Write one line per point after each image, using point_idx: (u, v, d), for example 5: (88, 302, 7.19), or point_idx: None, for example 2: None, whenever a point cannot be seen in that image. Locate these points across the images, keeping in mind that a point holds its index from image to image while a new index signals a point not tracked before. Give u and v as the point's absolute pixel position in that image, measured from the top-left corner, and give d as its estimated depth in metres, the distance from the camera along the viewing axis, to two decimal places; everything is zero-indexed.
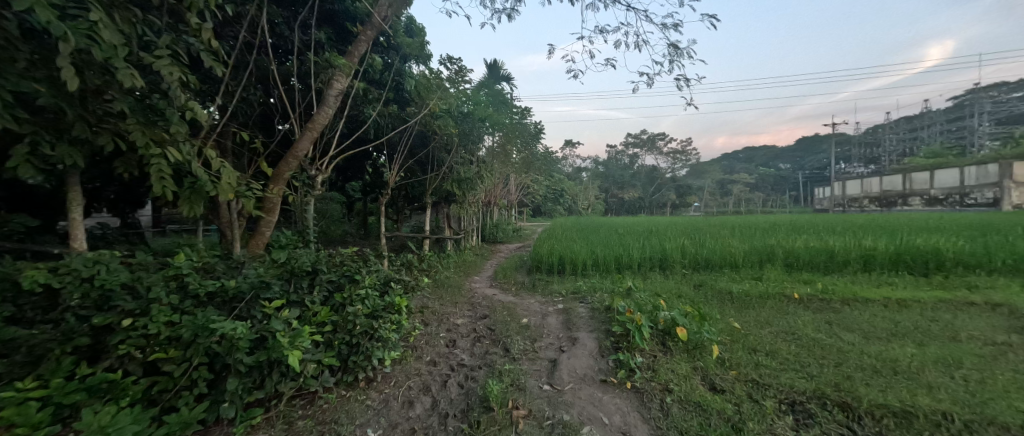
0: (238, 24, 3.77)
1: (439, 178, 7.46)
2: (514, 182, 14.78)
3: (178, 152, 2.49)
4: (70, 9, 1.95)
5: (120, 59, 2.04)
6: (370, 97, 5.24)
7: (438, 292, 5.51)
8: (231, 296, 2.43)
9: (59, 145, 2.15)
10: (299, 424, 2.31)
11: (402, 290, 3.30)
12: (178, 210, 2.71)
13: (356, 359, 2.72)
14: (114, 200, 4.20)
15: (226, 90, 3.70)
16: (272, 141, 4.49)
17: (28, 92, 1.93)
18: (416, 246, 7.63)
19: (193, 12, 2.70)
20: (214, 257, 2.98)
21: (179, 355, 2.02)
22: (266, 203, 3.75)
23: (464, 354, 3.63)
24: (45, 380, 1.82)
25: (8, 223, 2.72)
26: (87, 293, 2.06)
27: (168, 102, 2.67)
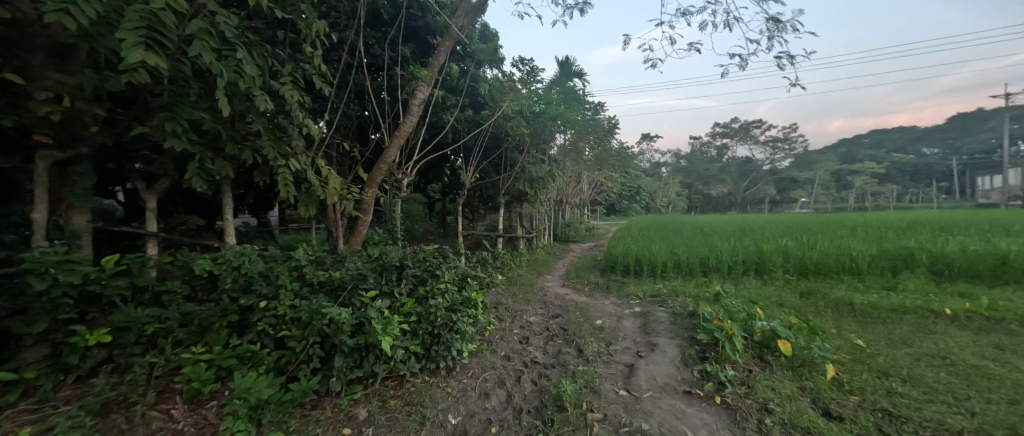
0: (341, 48, 4.32)
1: (512, 179, 7.64)
2: (586, 181, 14.46)
3: (297, 162, 2.95)
4: (224, 51, 2.45)
5: (257, 87, 2.49)
6: (448, 104, 5.60)
7: (511, 290, 5.65)
8: (337, 286, 2.80)
9: (217, 160, 2.70)
10: (391, 402, 2.56)
11: (479, 286, 3.48)
12: (296, 211, 3.22)
13: (438, 348, 2.93)
14: (252, 203, 5.11)
15: (332, 107, 4.27)
16: (367, 149, 5.06)
17: (198, 119, 2.47)
18: (490, 244, 7.92)
19: (307, 42, 3.18)
20: (323, 251, 3.46)
21: (299, 334, 2.40)
22: (363, 205, 4.23)
23: (537, 351, 3.67)
24: (210, 346, 2.30)
25: (185, 223, 3.49)
26: (236, 278, 2.56)
27: (289, 121, 3.17)
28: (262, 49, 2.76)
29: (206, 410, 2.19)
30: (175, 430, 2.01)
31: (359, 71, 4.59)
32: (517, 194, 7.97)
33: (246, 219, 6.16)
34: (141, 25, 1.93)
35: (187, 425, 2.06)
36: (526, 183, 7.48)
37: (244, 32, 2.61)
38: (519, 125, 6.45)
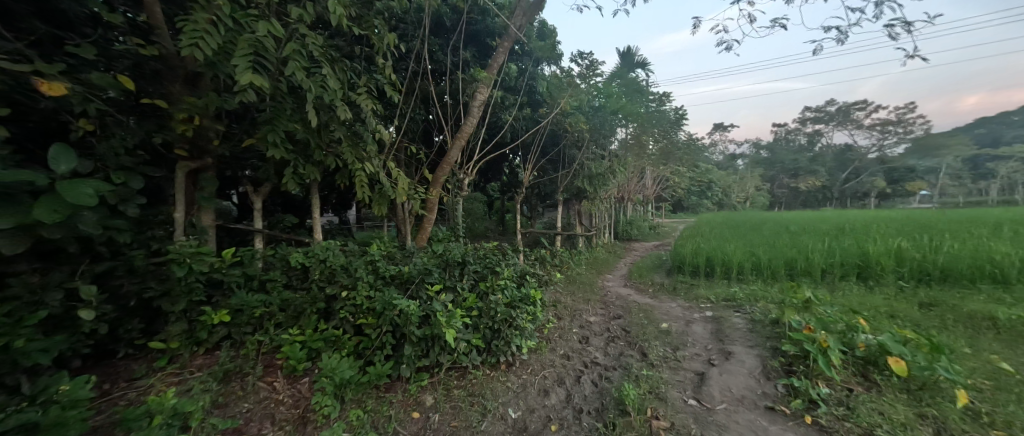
0: (408, 57, 4.63)
1: (571, 175, 7.53)
2: (650, 176, 13.71)
3: (371, 165, 3.23)
4: (312, 69, 2.77)
5: (338, 99, 2.78)
6: (507, 103, 5.71)
7: (570, 288, 5.57)
8: (405, 279, 3.02)
9: (307, 166, 3.06)
10: (455, 391, 2.69)
11: (537, 283, 3.50)
12: (371, 210, 3.52)
13: (499, 343, 3.00)
14: (335, 203, 5.69)
15: (401, 112, 4.59)
16: (432, 151, 5.34)
17: (292, 130, 2.82)
18: (549, 242, 7.89)
19: (379, 54, 3.46)
20: (394, 247, 3.74)
21: (374, 322, 2.63)
22: (428, 203, 4.48)
23: (598, 352, 3.59)
24: (303, 328, 2.62)
25: (282, 221, 4.01)
26: (322, 270, 2.88)
27: (365, 128, 3.48)
28: (342, 64, 3.06)
29: (300, 385, 2.48)
30: (277, 400, 2.32)
31: (425, 78, 4.86)
32: (577, 191, 7.83)
33: (329, 218, 6.87)
34: (249, 51, 2.26)
35: (286, 396, 2.37)
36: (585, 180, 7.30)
37: (327, 50, 2.91)
38: (578, 121, 6.35)
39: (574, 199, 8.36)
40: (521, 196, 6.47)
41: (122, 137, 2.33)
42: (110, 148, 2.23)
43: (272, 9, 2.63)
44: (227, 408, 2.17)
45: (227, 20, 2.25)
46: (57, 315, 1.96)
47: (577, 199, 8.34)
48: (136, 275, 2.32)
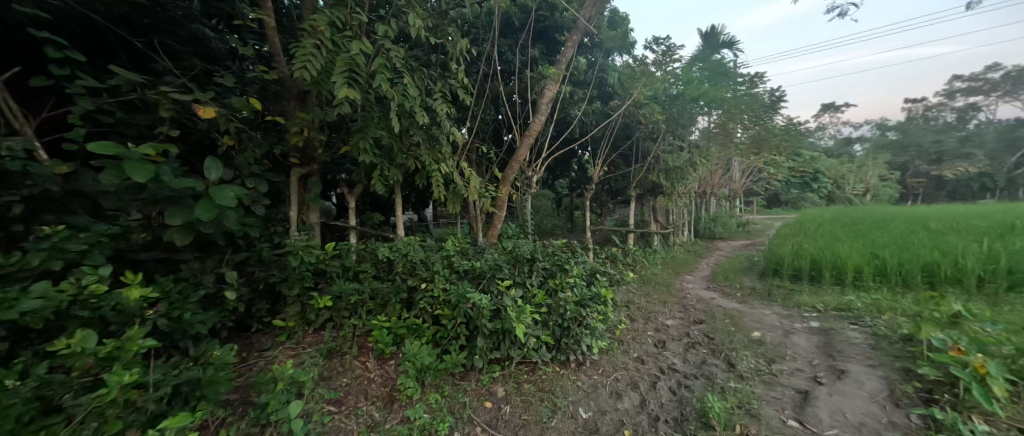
0: (479, 60, 4.80)
1: (646, 169, 7.12)
2: (739, 168, 12.32)
3: (446, 166, 3.44)
4: (396, 80, 3.04)
5: (417, 106, 3.01)
6: (575, 98, 5.63)
7: (643, 289, 5.29)
8: (477, 274, 3.16)
9: (391, 168, 3.37)
10: (525, 386, 2.74)
11: (608, 283, 3.39)
12: (445, 208, 3.74)
13: (568, 341, 2.98)
14: (415, 202, 6.17)
15: (473, 114, 4.79)
16: (502, 150, 5.49)
17: (379, 136, 3.13)
18: (621, 240, 7.56)
19: (453, 60, 3.65)
20: (466, 243, 3.93)
21: (450, 314, 2.79)
22: (498, 201, 4.62)
23: (676, 358, 3.36)
24: (389, 315, 2.89)
25: (371, 218, 4.47)
26: (405, 263, 3.15)
27: (440, 131, 3.71)
28: (420, 73, 3.30)
29: (387, 366, 2.74)
30: (368, 378, 2.61)
31: (494, 79, 5.01)
32: (652, 186, 7.38)
33: (409, 215, 7.45)
34: (344, 69, 2.56)
35: (376, 375, 2.64)
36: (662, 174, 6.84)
37: (408, 61, 3.17)
38: (653, 112, 5.98)
39: (649, 195, 7.90)
40: (590, 192, 6.31)
41: (252, 150, 2.81)
42: (244, 159, 2.71)
43: (361, 29, 2.94)
44: (330, 381, 2.49)
45: (327, 43, 2.56)
46: (210, 294, 2.45)
47: (653, 195, 7.86)
48: (262, 264, 2.79)
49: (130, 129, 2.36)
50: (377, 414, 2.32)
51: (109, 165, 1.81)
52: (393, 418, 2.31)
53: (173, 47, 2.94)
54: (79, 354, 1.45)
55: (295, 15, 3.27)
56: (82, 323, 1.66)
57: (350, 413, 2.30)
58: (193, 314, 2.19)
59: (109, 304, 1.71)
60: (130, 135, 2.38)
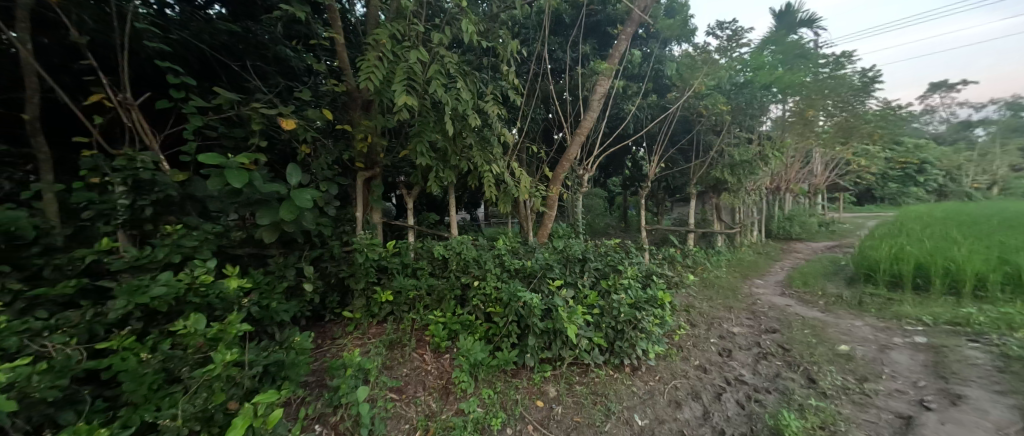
0: (529, 60, 4.83)
1: (708, 165, 6.64)
2: (821, 160, 10.99)
3: (496, 166, 3.51)
4: (450, 85, 3.17)
5: (469, 109, 3.11)
6: (628, 93, 5.43)
7: (705, 292, 4.93)
8: (528, 273, 3.17)
9: (445, 170, 3.52)
10: (577, 387, 2.70)
11: (665, 285, 3.23)
12: (496, 207, 3.82)
13: (622, 344, 2.88)
14: (468, 201, 6.36)
15: (523, 114, 4.83)
16: (552, 149, 5.46)
17: (434, 139, 3.28)
18: (680, 240, 7.13)
19: (504, 62, 3.70)
20: (517, 242, 3.97)
21: (501, 312, 2.85)
22: (549, 200, 4.61)
23: (744, 369, 3.09)
24: (444, 311, 3.02)
25: (427, 218, 4.69)
26: (458, 261, 3.26)
27: (492, 132, 3.79)
28: (473, 77, 3.40)
29: (443, 360, 2.86)
30: (426, 369, 2.74)
31: (545, 78, 4.99)
32: (716, 182, 6.86)
33: (462, 215, 7.69)
34: (403, 78, 2.73)
35: (432, 367, 2.77)
36: (727, 169, 6.33)
37: (461, 66, 3.28)
38: (716, 102, 5.57)
39: (712, 192, 7.35)
40: (646, 190, 6.03)
41: (325, 156, 3.10)
42: (318, 165, 3.01)
43: (418, 39, 3.10)
44: (391, 370, 2.67)
45: (388, 55, 2.75)
46: (291, 286, 2.75)
47: (716, 192, 7.30)
48: (333, 260, 3.06)
49: (228, 141, 2.76)
50: (435, 405, 2.44)
51: (214, 173, 2.12)
52: (448, 410, 2.42)
53: (262, 68, 3.42)
54: (193, 334, 1.72)
55: (360, 31, 3.54)
56: (195, 307, 1.95)
57: (409, 401, 2.44)
58: (278, 303, 2.47)
59: (214, 292, 2.00)
60: (229, 146, 2.77)
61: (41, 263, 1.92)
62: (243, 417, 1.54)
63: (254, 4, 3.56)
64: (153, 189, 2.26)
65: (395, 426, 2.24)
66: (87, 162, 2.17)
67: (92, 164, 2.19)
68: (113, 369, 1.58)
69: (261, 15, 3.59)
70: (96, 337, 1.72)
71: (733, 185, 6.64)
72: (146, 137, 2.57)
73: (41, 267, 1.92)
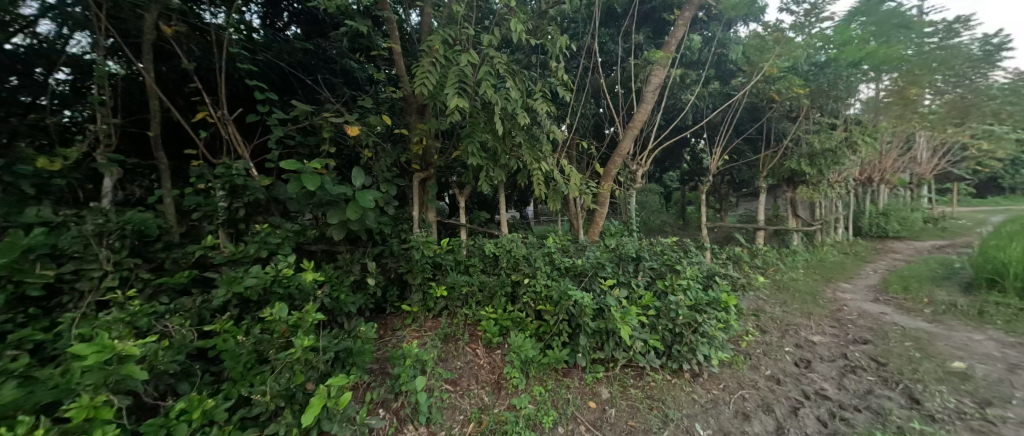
0: (579, 54, 4.74)
1: (781, 155, 6.01)
2: (927, 146, 9.43)
3: (546, 164, 3.50)
4: (499, 85, 3.21)
5: (518, 108, 3.13)
6: (687, 81, 5.10)
7: (777, 296, 4.48)
8: (579, 271, 3.13)
9: (495, 169, 3.58)
10: (632, 391, 2.61)
11: (730, 287, 2.99)
12: (546, 205, 3.80)
13: (681, 348, 2.72)
14: (517, 200, 6.41)
15: (573, 110, 4.75)
16: (604, 144, 5.31)
17: (485, 140, 3.36)
18: (748, 238, 6.54)
19: (553, 58, 3.67)
20: (568, 241, 3.93)
21: (552, 310, 2.83)
22: (600, 197, 4.50)
23: (827, 383, 2.76)
24: (495, 308, 3.07)
25: (479, 216, 4.81)
26: (509, 259, 3.30)
27: (541, 129, 3.77)
28: (522, 76, 3.42)
29: (495, 355, 2.92)
30: (479, 364, 2.82)
31: (596, 71, 4.86)
32: (791, 174, 6.19)
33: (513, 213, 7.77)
34: (454, 81, 2.82)
35: (485, 362, 2.84)
36: (805, 159, 5.67)
37: (510, 65, 3.30)
38: (791, 85, 5.01)
39: (786, 185, 6.65)
40: (708, 184, 5.63)
41: (384, 159, 3.32)
42: (379, 167, 3.23)
43: (469, 42, 3.18)
44: (446, 362, 2.78)
45: (440, 60, 2.86)
46: (357, 280, 2.99)
47: (792, 185, 6.58)
48: (393, 256, 3.26)
49: (303, 148, 3.07)
50: (488, 398, 2.50)
51: (292, 178, 2.37)
52: (500, 404, 2.46)
53: (330, 80, 3.74)
54: (277, 320, 1.94)
55: (414, 39, 3.73)
56: (278, 297, 2.21)
57: (463, 393, 2.53)
58: (346, 295, 2.70)
59: (294, 284, 2.24)
60: (304, 153, 3.07)
61: (164, 257, 2.31)
62: (319, 397, 1.72)
63: (324, 22, 3.93)
64: (245, 192, 2.59)
65: (451, 416, 2.34)
66: (195, 171, 2.55)
67: (199, 173, 2.56)
68: (216, 349, 1.84)
69: (329, 32, 3.94)
70: (203, 320, 2.01)
71: (812, 177, 5.95)
72: (238, 146, 2.91)
73: (164, 259, 2.30)
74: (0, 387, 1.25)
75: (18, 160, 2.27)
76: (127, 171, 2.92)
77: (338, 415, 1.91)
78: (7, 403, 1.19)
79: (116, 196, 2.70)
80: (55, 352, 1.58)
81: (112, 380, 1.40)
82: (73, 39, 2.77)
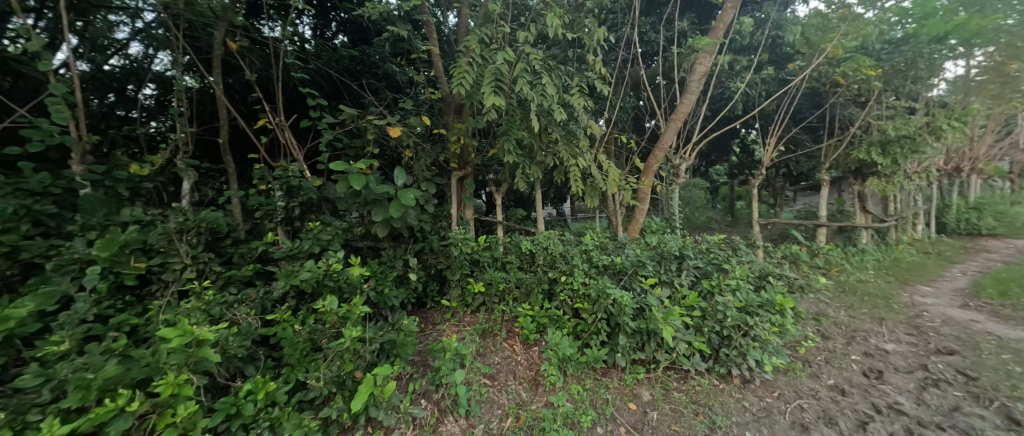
0: (618, 46, 4.60)
1: (848, 144, 5.45)
2: None
3: (583, 160, 3.44)
4: (535, 81, 3.20)
5: (555, 104, 3.10)
6: (737, 68, 4.78)
7: (841, 299, 4.09)
8: (618, 269, 3.05)
9: (532, 166, 3.58)
10: (675, 394, 2.51)
11: (786, 289, 2.77)
12: (584, 202, 3.73)
13: (729, 352, 2.56)
14: (554, 196, 6.36)
15: (611, 104, 4.61)
16: (644, 138, 5.12)
17: (521, 137, 3.36)
18: (807, 235, 6.03)
19: (590, 52, 3.59)
20: (606, 238, 3.84)
21: (590, 308, 2.77)
22: (640, 193, 4.35)
23: (903, 397, 2.47)
24: (533, 305, 3.07)
25: (516, 214, 4.83)
26: (546, 256, 3.29)
27: (578, 125, 3.72)
28: (559, 71, 3.38)
29: (532, 351, 2.93)
30: (516, 360, 2.84)
31: (636, 62, 4.69)
32: (859, 165, 5.60)
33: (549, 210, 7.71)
34: (490, 80, 2.85)
35: (523, 358, 2.85)
36: (876, 148, 5.10)
37: (546, 61, 3.27)
38: (860, 66, 4.49)
39: (853, 177, 6.03)
40: (761, 178, 5.24)
41: (424, 159, 3.43)
42: (419, 167, 3.34)
43: (505, 40, 3.19)
44: (485, 357, 2.81)
45: (477, 60, 2.90)
46: (400, 275, 3.11)
47: (860, 176, 5.96)
48: (433, 253, 3.35)
49: (350, 150, 3.25)
50: (525, 394, 2.52)
51: (340, 178, 2.51)
52: (538, 401, 2.47)
53: (374, 84, 3.93)
54: (329, 312, 2.08)
55: (452, 40, 3.81)
56: (329, 290, 2.36)
57: (501, 388, 2.56)
58: (390, 289, 2.83)
59: (343, 278, 2.39)
60: (351, 155, 3.25)
61: (231, 251, 2.55)
62: (366, 385, 1.82)
63: (368, 29, 4.13)
64: (299, 192, 2.79)
65: (489, 410, 2.37)
66: (257, 173, 2.78)
67: (261, 175, 2.79)
68: (276, 336, 2.01)
69: (372, 39, 4.13)
70: (265, 310, 2.20)
71: (885, 168, 5.35)
72: (293, 149, 3.12)
73: (231, 254, 2.53)
74: (105, 364, 1.45)
75: (116, 166, 2.61)
76: (201, 174, 3.25)
77: (384, 403, 2.01)
78: (109, 378, 1.37)
79: (193, 197, 3.02)
80: (147, 334, 1.80)
81: (192, 361, 1.57)
82: (157, 58, 3.13)
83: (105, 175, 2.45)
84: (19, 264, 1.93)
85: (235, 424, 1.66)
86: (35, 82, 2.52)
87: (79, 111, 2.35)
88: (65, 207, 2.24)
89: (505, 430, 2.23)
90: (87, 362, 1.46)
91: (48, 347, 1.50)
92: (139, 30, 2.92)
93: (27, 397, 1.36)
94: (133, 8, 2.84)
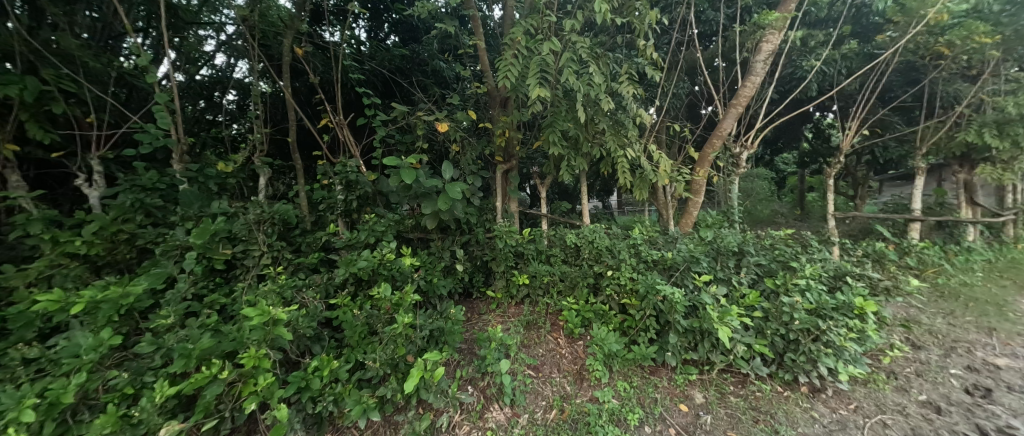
0: (670, 29, 4.34)
1: (953, 125, 4.68)
2: None
3: (632, 151, 3.30)
4: (582, 70, 3.10)
5: (602, 92, 2.98)
6: (811, 44, 4.32)
7: (936, 304, 3.57)
8: (669, 265, 2.91)
9: (578, 158, 3.50)
10: (732, 399, 2.36)
11: (867, 292, 2.47)
12: (632, 195, 3.59)
13: (796, 358, 2.34)
14: (600, 188, 6.19)
15: (664, 91, 4.37)
16: (700, 125, 4.81)
17: (567, 128, 3.31)
18: (895, 231, 5.31)
19: (641, 36, 3.40)
20: (656, 232, 3.68)
21: (637, 304, 2.67)
22: (695, 185, 4.10)
23: (1018, 420, 2.11)
24: (579, 300, 3.02)
25: (561, 206, 4.78)
26: (590, 250, 3.20)
27: (626, 114, 3.56)
28: (607, 58, 3.25)
29: (577, 345, 2.90)
30: (561, 352, 2.83)
31: (691, 44, 4.39)
32: (966, 150, 4.81)
33: (596, 203, 7.53)
34: (536, 71, 2.82)
35: (567, 352, 2.83)
36: (990, 128, 4.33)
37: (594, 49, 3.16)
38: (972, 33, 3.82)
39: (957, 164, 5.19)
40: (839, 166, 4.67)
41: (470, 152, 3.51)
42: (466, 160, 3.42)
43: (551, 29, 3.12)
44: (529, 348, 2.82)
45: (523, 52, 2.88)
46: (447, 265, 3.20)
47: (967, 163, 5.11)
48: (478, 245, 3.40)
49: (401, 145, 3.41)
50: (570, 387, 2.50)
51: (393, 173, 2.64)
52: (583, 395, 2.44)
53: (423, 81, 4.07)
54: (384, 299, 2.22)
55: (497, 33, 3.83)
56: (383, 278, 2.52)
57: (545, 380, 2.56)
58: (439, 279, 2.90)
59: (396, 267, 2.54)
60: (403, 149, 3.41)
61: (298, 240, 2.79)
62: (417, 369, 1.92)
63: (418, 28, 4.30)
64: (357, 186, 2.98)
65: (534, 401, 2.39)
66: (321, 169, 3.01)
67: (324, 171, 3.03)
68: (339, 319, 2.18)
69: (422, 37, 4.29)
70: (329, 295, 2.40)
71: (1004, 152, 4.51)
72: (351, 146, 3.29)
73: (299, 242, 2.77)
74: (201, 337, 1.68)
75: (207, 165, 2.97)
76: (274, 169, 3.60)
77: (434, 387, 2.11)
78: (204, 349, 1.59)
79: (268, 191, 3.35)
80: (232, 312, 2.05)
81: (268, 337, 1.75)
82: (236, 66, 3.47)
83: (198, 172, 2.79)
84: (136, 249, 2.28)
85: (305, 396, 1.85)
86: (143, 94, 3.01)
87: (177, 117, 2.69)
88: (168, 200, 2.60)
89: (549, 422, 2.24)
90: (187, 334, 1.70)
91: (158, 320, 1.76)
92: (223, 42, 3.27)
93: (144, 361, 1.63)
94: (217, 23, 3.17)
